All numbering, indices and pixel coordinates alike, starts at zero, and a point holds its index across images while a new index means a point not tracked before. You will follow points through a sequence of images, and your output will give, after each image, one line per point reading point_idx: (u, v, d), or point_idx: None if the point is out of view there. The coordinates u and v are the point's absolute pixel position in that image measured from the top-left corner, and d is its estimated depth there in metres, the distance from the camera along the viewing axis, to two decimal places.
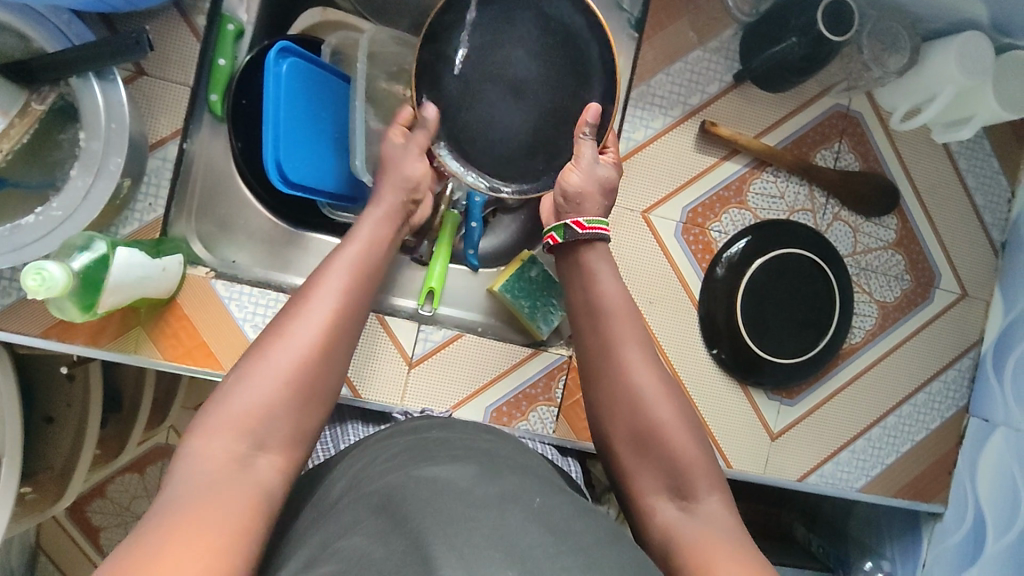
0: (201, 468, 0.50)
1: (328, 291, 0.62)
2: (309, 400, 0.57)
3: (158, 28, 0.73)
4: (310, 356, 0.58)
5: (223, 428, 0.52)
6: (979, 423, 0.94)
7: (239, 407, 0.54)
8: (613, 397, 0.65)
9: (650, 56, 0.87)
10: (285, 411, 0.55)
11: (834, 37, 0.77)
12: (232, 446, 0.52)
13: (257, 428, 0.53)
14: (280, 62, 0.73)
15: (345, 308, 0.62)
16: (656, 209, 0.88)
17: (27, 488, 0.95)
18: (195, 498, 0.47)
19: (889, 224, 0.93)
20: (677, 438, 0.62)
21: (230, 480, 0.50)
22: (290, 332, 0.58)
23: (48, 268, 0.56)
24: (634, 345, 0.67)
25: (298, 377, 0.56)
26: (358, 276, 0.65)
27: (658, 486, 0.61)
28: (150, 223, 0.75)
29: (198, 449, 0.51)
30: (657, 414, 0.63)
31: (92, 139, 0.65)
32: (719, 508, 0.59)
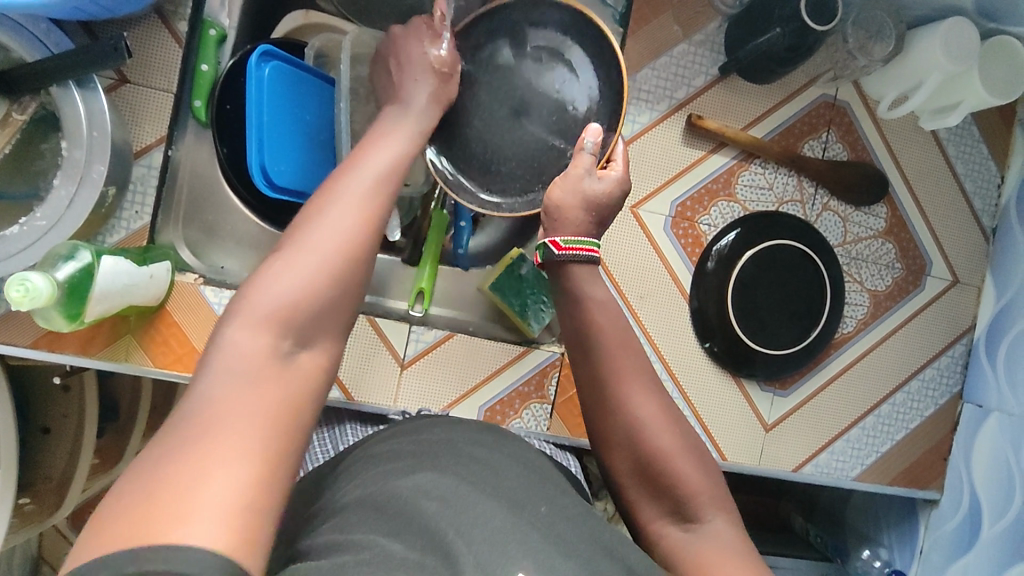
0: (231, 363, 0.43)
1: (360, 180, 0.55)
2: (348, 291, 0.50)
3: (139, 34, 0.73)
4: (349, 247, 0.51)
5: (255, 319, 0.46)
6: (973, 409, 0.94)
7: (274, 296, 0.47)
8: (610, 429, 0.63)
9: (635, 50, 0.87)
10: (326, 305, 0.48)
11: (818, 26, 0.77)
12: (269, 342, 0.45)
13: (296, 322, 0.47)
14: (262, 66, 0.73)
15: (384, 200, 0.55)
16: (645, 204, 0.88)
17: (25, 499, 0.96)
18: (229, 402, 0.41)
19: (879, 212, 0.93)
20: (678, 465, 0.60)
21: (268, 376, 0.43)
22: (324, 218, 0.51)
23: (31, 279, 0.56)
24: (628, 376, 0.63)
25: (337, 264, 0.50)
26: (393, 168, 0.59)
27: (662, 512, 0.61)
28: (137, 231, 0.75)
29: (229, 342, 0.44)
30: (656, 442, 0.61)
31: (75, 148, 0.64)
32: (723, 527, 0.58)
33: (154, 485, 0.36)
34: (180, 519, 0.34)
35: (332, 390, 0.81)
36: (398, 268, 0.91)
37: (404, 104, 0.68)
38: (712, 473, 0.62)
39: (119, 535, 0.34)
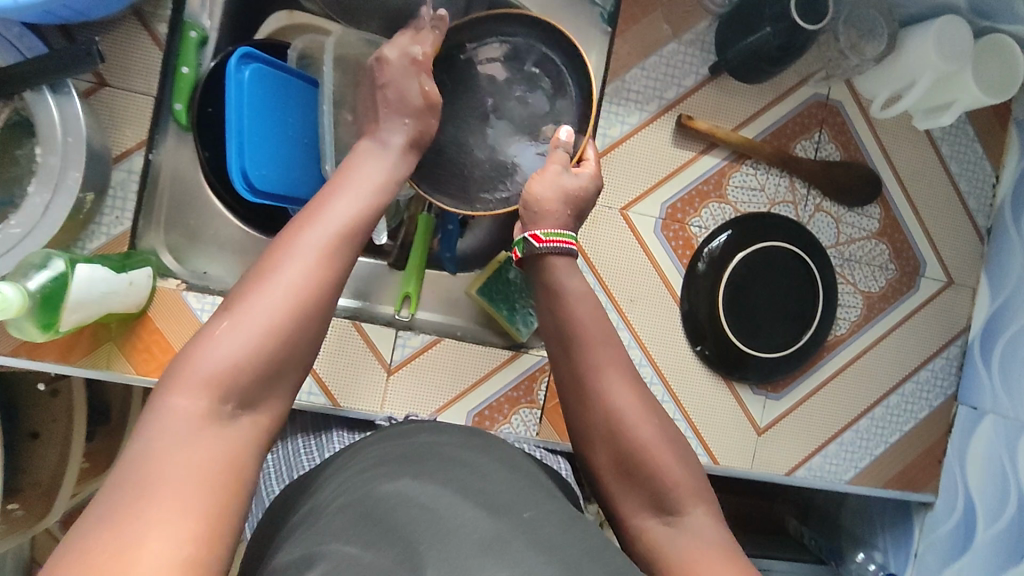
0: (171, 428, 0.45)
1: (319, 231, 0.56)
2: (296, 349, 0.52)
3: (116, 37, 0.72)
4: (299, 307, 0.52)
5: (199, 380, 0.47)
6: (968, 411, 0.93)
7: (219, 357, 0.48)
8: (592, 424, 0.62)
9: (624, 50, 0.86)
10: (269, 367, 0.50)
11: (808, 24, 0.76)
12: (211, 405, 0.47)
13: (238, 384, 0.48)
14: (243, 69, 0.72)
15: (341, 254, 0.56)
16: (635, 206, 0.87)
17: (14, 505, 0.96)
18: (167, 467, 0.43)
19: (872, 213, 0.92)
20: (661, 458, 0.59)
21: (208, 441, 0.45)
22: (277, 274, 0.52)
23: (2, 289, 0.55)
24: (611, 369, 0.63)
25: (286, 324, 0.51)
26: (356, 216, 0.59)
27: (645, 508, 0.59)
28: (118, 236, 0.74)
29: (170, 405, 0.46)
30: (638, 435, 0.60)
31: (49, 154, 0.63)
32: (706, 520, 0.57)
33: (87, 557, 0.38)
34: None
35: (317, 396, 0.80)
36: (384, 272, 0.91)
37: (379, 140, 0.67)
38: (696, 468, 0.60)
39: None
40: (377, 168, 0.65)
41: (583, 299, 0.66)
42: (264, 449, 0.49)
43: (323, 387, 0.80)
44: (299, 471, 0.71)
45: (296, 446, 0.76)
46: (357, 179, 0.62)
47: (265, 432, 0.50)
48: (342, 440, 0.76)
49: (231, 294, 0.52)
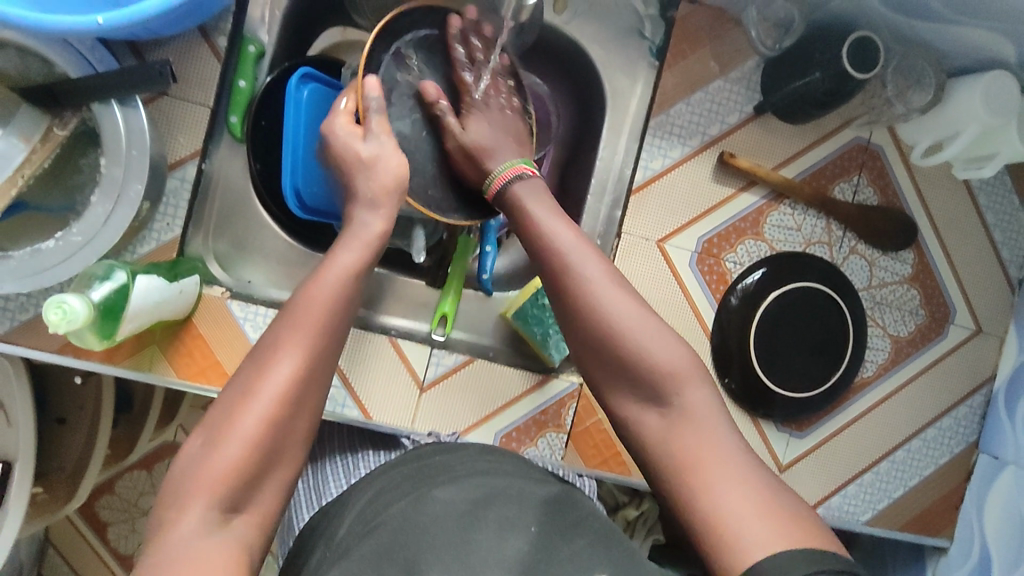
0: (177, 542, 0.48)
1: (297, 336, 0.56)
2: (280, 452, 0.54)
3: (179, 50, 0.73)
4: (276, 414, 0.53)
5: (196, 498, 0.50)
6: (989, 459, 0.94)
7: (212, 475, 0.50)
8: (574, 318, 0.60)
9: (670, 84, 0.87)
10: (262, 473, 0.53)
11: (858, 74, 0.77)
12: (204, 521, 0.49)
13: (231, 492, 0.51)
14: (302, 88, 0.74)
15: (320, 352, 0.57)
16: (672, 238, 0.88)
17: (38, 488, 0.96)
18: None
19: (905, 258, 0.93)
20: (648, 343, 0.58)
21: (206, 552, 0.48)
22: (260, 387, 0.53)
23: (69, 302, 0.58)
24: (581, 261, 0.61)
25: (271, 430, 0.53)
26: (334, 309, 0.59)
27: (636, 400, 0.59)
28: (167, 242, 0.75)
29: (174, 526, 0.49)
30: (618, 320, 0.58)
31: (113, 165, 0.66)
32: (704, 397, 0.57)
33: None
34: None
35: (349, 407, 0.81)
36: (421, 290, 0.92)
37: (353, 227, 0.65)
38: (682, 341, 0.59)
39: None
40: (363, 251, 0.64)
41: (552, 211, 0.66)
42: (260, 545, 0.52)
43: (356, 400, 0.81)
44: (324, 498, 0.73)
45: (325, 471, 0.77)
46: (346, 267, 0.61)
47: (259, 525, 0.53)
48: (368, 464, 0.77)
49: (217, 407, 0.54)
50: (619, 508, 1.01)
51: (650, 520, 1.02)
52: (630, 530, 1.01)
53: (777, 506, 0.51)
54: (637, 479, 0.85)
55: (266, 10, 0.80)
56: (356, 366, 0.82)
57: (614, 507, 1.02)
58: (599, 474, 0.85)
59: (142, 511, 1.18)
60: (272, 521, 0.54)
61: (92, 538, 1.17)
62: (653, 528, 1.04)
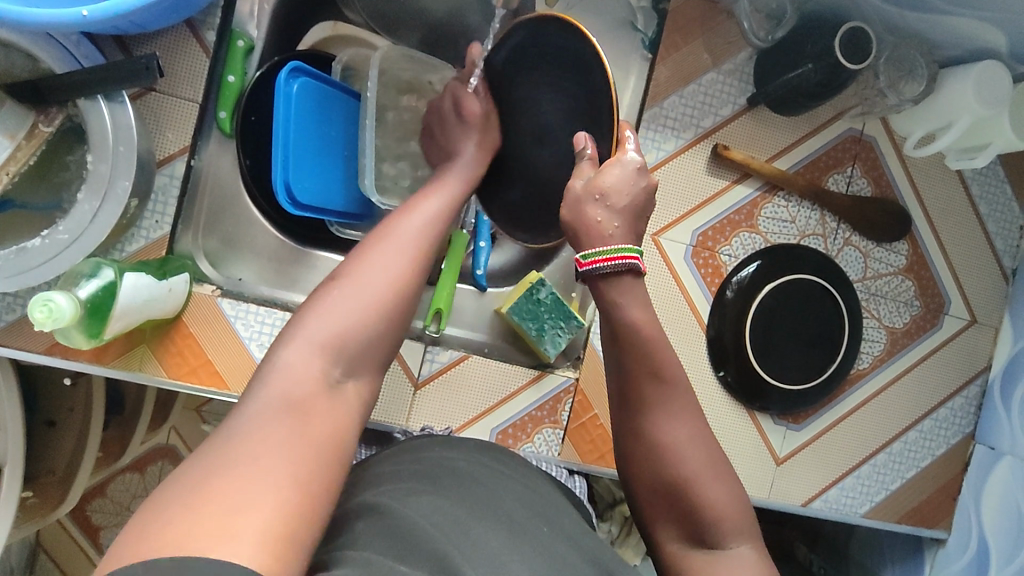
0: (289, 381, 0.46)
1: (413, 223, 0.60)
2: (396, 322, 0.54)
3: (168, 45, 0.72)
4: (399, 281, 0.55)
5: (313, 341, 0.49)
6: (985, 450, 0.94)
7: (334, 321, 0.50)
8: (643, 445, 0.61)
9: (663, 77, 0.86)
10: (369, 345, 0.51)
11: (851, 65, 0.77)
12: (321, 364, 0.48)
13: (346, 349, 0.50)
14: (292, 82, 0.74)
15: (433, 245, 0.60)
16: (666, 232, 0.87)
17: (27, 492, 0.94)
18: (282, 415, 0.43)
19: (900, 249, 0.93)
20: (710, 491, 0.58)
21: (319, 398, 0.46)
22: (381, 254, 0.56)
23: (55, 300, 0.57)
24: (667, 399, 0.61)
25: (393, 294, 0.54)
26: (443, 213, 0.63)
27: (684, 537, 0.59)
28: (156, 240, 0.74)
29: (286, 361, 0.47)
30: (688, 464, 0.59)
31: (100, 161, 0.64)
32: (749, 558, 0.57)
33: (197, 491, 0.36)
34: (228, 531, 0.35)
35: None
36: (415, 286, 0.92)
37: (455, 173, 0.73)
38: (741, 500, 0.59)
39: (165, 530, 0.34)
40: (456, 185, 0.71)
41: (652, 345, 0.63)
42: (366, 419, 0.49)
43: None
44: None
45: None
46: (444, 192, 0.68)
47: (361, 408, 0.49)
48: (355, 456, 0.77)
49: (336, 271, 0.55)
50: (616, 504, 1.01)
51: None
52: (627, 527, 1.00)
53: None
54: None
55: (255, 5, 0.79)
56: None
57: (611, 503, 1.01)
58: (596, 470, 0.84)
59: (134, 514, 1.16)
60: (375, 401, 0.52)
61: (84, 543, 1.15)
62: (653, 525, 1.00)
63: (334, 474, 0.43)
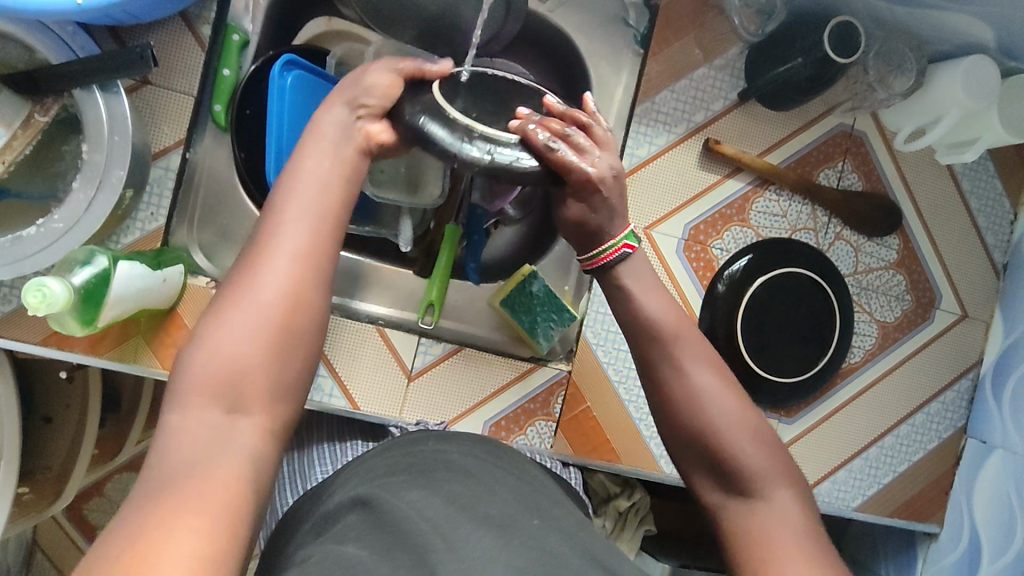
0: (184, 441, 0.47)
1: (292, 224, 0.56)
2: (286, 342, 0.53)
3: (163, 39, 0.73)
4: (280, 303, 0.53)
5: (201, 392, 0.49)
6: (977, 444, 0.94)
7: (218, 365, 0.50)
8: (667, 401, 0.63)
9: (655, 72, 0.87)
10: (265, 367, 0.52)
11: (840, 58, 0.79)
12: (214, 414, 0.49)
13: (233, 388, 0.50)
14: (285, 74, 0.75)
15: (317, 240, 0.56)
16: (658, 225, 0.88)
17: (25, 488, 0.93)
18: (179, 476, 0.45)
19: (891, 244, 0.93)
20: (739, 437, 0.59)
21: (216, 447, 0.47)
22: (259, 276, 0.54)
23: (49, 285, 0.58)
24: (687, 352, 0.63)
25: (274, 319, 0.53)
26: (326, 198, 0.58)
27: (719, 488, 0.60)
28: (152, 232, 0.75)
29: (178, 421, 0.49)
30: (714, 413, 0.60)
31: (95, 151, 0.65)
32: (790, 501, 0.57)
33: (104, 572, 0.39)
34: None
35: (337, 398, 0.81)
36: (410, 280, 0.93)
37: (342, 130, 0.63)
38: (772, 443, 0.61)
39: None
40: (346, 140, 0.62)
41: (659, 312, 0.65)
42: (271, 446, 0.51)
43: (344, 391, 0.81)
44: (312, 483, 0.71)
45: (311, 454, 0.75)
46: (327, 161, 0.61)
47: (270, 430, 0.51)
48: (358, 450, 0.75)
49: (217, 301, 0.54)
50: (611, 500, 1.00)
51: (642, 510, 1.01)
52: (621, 523, 1.00)
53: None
54: (626, 465, 0.86)
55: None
56: (343, 354, 0.82)
57: (605, 499, 1.01)
58: (589, 461, 0.85)
59: None
60: (285, 423, 0.53)
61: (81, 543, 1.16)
62: (645, 519, 1.02)
63: (240, 510, 0.45)
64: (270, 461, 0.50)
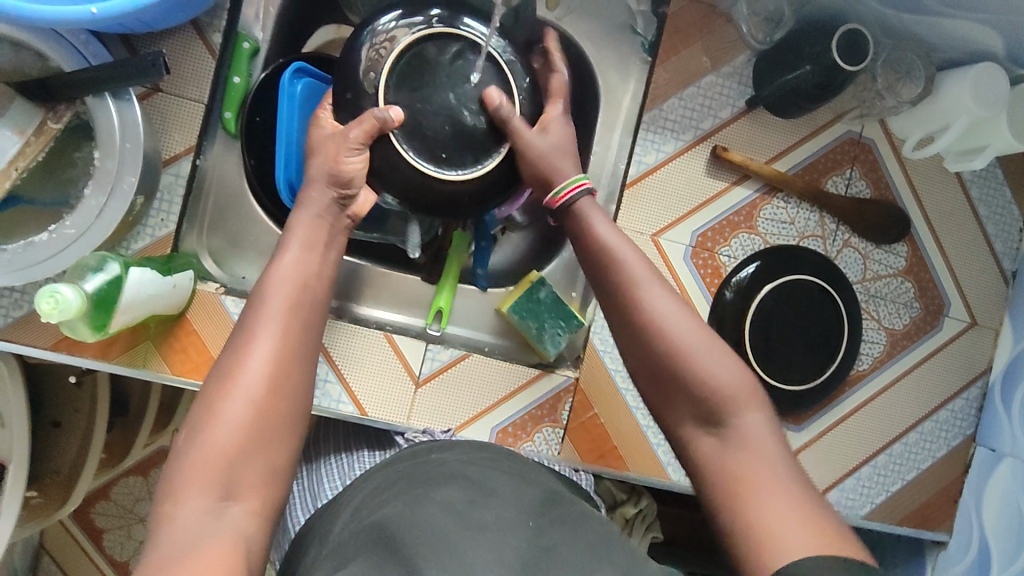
0: (176, 534, 0.47)
1: (272, 311, 0.57)
2: (274, 428, 0.53)
3: (174, 47, 0.74)
4: (265, 385, 0.54)
5: (192, 485, 0.49)
6: (986, 452, 0.94)
7: (206, 456, 0.50)
8: (629, 333, 0.60)
9: (662, 80, 0.87)
10: (254, 453, 0.52)
11: (849, 65, 0.78)
12: (206, 505, 0.48)
13: (223, 478, 0.50)
14: (295, 83, 0.76)
15: (297, 326, 0.58)
16: (666, 232, 0.88)
17: (31, 493, 0.95)
18: (175, 566, 0.44)
19: (899, 251, 0.93)
20: (701, 362, 0.56)
21: (207, 538, 0.46)
22: (241, 363, 0.54)
23: (62, 291, 0.58)
24: (648, 282, 0.60)
25: (261, 405, 0.53)
26: (303, 283, 0.60)
27: (691, 419, 0.57)
28: (162, 238, 0.75)
29: (171, 517, 0.48)
30: (676, 341, 0.57)
31: (107, 158, 0.66)
32: (760, 426, 0.55)
33: None
34: None
35: (345, 404, 0.81)
36: (417, 286, 0.92)
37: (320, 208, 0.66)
38: (741, 364, 0.57)
39: None
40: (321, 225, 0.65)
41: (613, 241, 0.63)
42: (263, 532, 0.50)
43: (352, 397, 0.82)
44: (321, 501, 0.71)
45: (321, 471, 0.75)
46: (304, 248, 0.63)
47: (259, 516, 0.51)
48: (365, 464, 0.74)
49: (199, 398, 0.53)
50: (618, 506, 1.00)
51: (649, 517, 1.00)
52: (628, 529, 1.00)
53: (829, 528, 0.49)
54: (634, 473, 0.85)
55: (261, 8, 0.81)
56: (351, 360, 0.82)
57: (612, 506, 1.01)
58: (597, 468, 0.84)
59: (138, 519, 1.16)
60: (276, 509, 0.52)
61: (88, 546, 1.16)
62: (652, 526, 1.02)
63: None
64: (263, 547, 0.50)
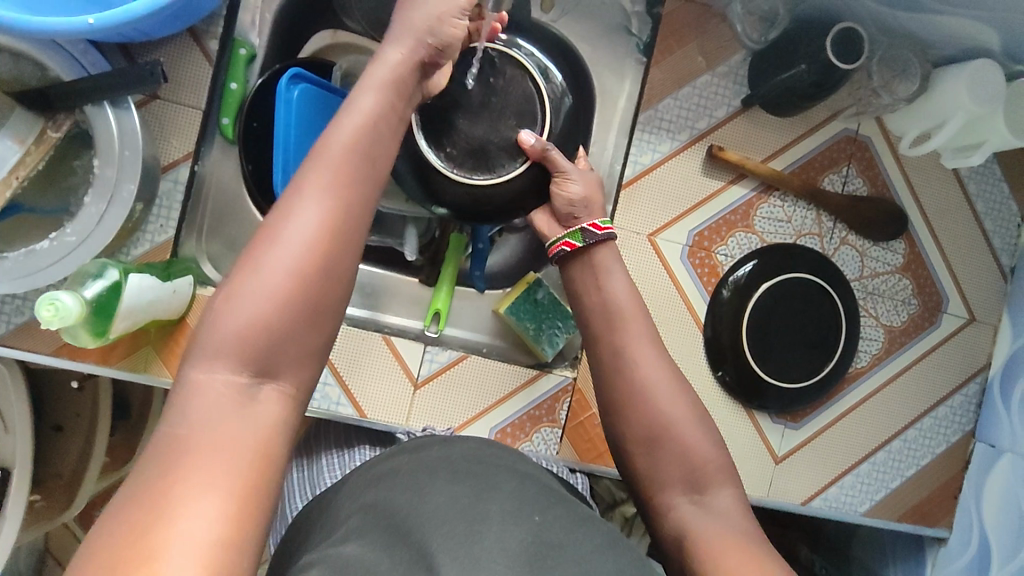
0: (202, 403, 0.44)
1: (323, 172, 0.52)
2: (316, 303, 0.49)
3: (171, 54, 0.74)
4: (311, 253, 0.49)
5: (223, 352, 0.46)
6: (985, 448, 0.94)
7: (241, 322, 0.46)
8: (620, 400, 0.63)
9: (658, 80, 0.87)
10: (294, 328, 0.48)
11: (843, 64, 0.78)
12: (235, 376, 0.45)
13: (257, 350, 0.46)
14: (292, 88, 0.75)
15: (351, 194, 0.52)
16: (663, 232, 0.88)
17: (35, 495, 0.96)
18: (197, 443, 0.42)
19: (897, 248, 0.93)
20: (687, 430, 0.61)
21: (233, 416, 0.44)
22: (287, 227, 0.49)
23: (61, 298, 0.59)
24: (647, 346, 0.65)
25: (305, 275, 0.49)
26: (360, 148, 0.54)
27: (675, 485, 0.59)
28: (161, 243, 0.76)
29: (198, 380, 0.45)
30: (668, 411, 0.61)
31: (107, 166, 0.67)
32: (731, 499, 0.58)
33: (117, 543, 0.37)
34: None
35: (344, 405, 0.82)
36: (416, 289, 0.93)
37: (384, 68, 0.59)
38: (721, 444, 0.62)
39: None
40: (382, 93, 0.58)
41: (626, 307, 0.68)
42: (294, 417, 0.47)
43: (351, 399, 0.82)
44: (319, 489, 0.73)
45: (320, 463, 0.77)
46: (365, 109, 0.56)
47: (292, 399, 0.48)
48: (362, 456, 0.76)
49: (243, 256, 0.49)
50: (617, 505, 1.01)
51: None
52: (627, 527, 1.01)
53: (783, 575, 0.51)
54: None
55: (257, 13, 0.82)
56: (351, 362, 0.83)
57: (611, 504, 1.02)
58: (594, 468, 0.85)
59: None
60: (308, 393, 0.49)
61: None
62: None
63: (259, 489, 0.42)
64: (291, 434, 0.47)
